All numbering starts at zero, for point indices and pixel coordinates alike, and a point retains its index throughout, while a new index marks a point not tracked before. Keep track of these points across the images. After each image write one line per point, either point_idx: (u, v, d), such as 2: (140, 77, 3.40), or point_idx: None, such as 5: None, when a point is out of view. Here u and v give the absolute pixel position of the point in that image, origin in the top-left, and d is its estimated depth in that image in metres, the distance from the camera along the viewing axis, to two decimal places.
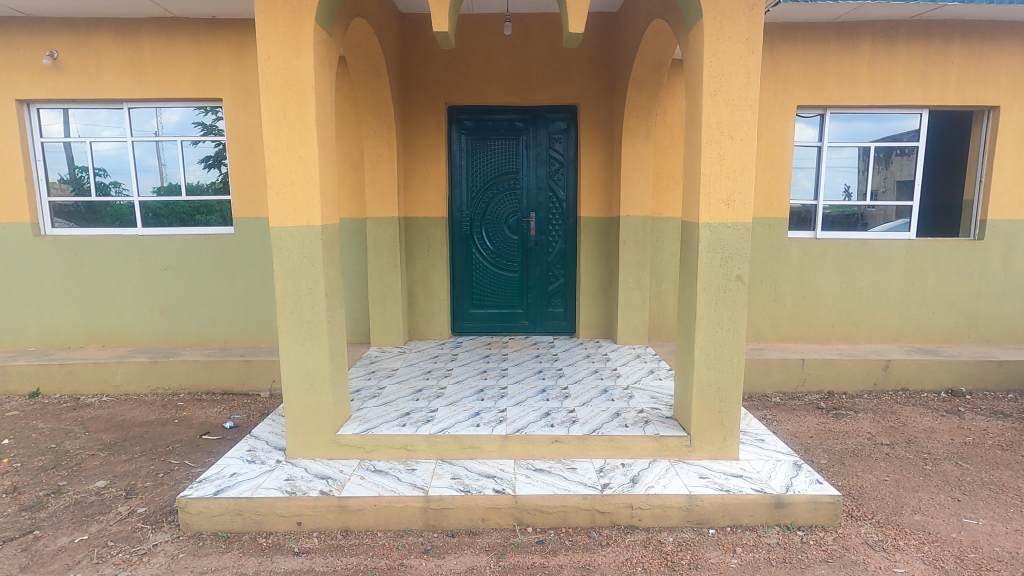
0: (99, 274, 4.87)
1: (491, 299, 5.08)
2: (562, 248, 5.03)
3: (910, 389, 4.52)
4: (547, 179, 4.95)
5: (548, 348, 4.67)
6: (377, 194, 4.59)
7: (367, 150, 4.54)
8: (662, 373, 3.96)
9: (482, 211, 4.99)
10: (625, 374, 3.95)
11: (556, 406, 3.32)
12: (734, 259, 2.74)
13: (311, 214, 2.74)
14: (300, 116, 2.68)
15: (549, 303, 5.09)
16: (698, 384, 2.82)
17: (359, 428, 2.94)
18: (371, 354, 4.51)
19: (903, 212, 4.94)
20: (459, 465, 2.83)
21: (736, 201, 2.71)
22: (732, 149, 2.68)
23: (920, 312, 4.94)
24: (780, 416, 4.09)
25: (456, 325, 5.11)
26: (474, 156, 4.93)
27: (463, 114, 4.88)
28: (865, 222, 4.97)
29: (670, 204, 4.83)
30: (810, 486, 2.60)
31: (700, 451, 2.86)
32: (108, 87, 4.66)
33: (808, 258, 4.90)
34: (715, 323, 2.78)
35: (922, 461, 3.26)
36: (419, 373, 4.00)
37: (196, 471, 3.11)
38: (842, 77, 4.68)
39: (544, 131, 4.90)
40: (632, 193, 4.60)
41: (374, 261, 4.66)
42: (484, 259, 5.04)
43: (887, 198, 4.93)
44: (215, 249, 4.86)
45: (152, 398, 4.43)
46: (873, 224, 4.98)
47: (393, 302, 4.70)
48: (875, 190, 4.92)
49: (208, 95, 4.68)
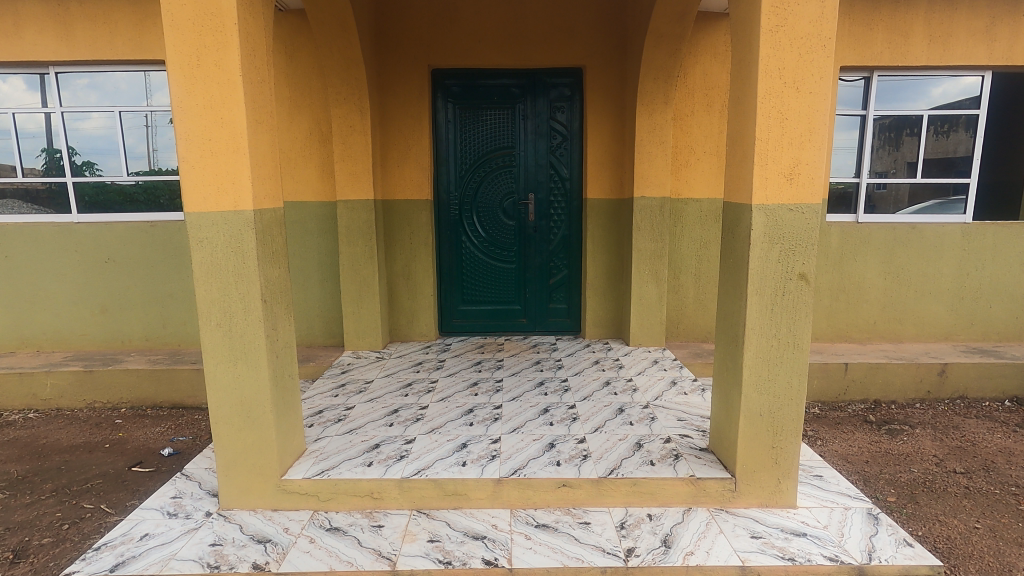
0: (29, 269, 4.20)
1: (485, 294, 4.44)
2: (565, 235, 4.38)
3: (969, 397, 3.90)
4: (547, 155, 4.27)
5: (550, 352, 4.03)
6: (349, 175, 3.91)
7: (337, 121, 3.86)
8: (687, 385, 3.32)
9: (473, 193, 4.33)
10: (642, 387, 3.31)
11: (562, 433, 2.70)
12: (797, 251, 2.09)
13: (239, 195, 2.07)
14: (219, 64, 1.99)
15: (550, 299, 4.45)
16: (747, 412, 2.19)
17: (312, 469, 2.32)
18: (344, 361, 3.87)
19: (915, 194, 4.28)
20: (439, 519, 2.20)
21: (802, 175, 2.04)
22: (798, 106, 2.00)
23: (976, 306, 4.31)
24: (824, 433, 3.47)
25: (445, 324, 4.48)
26: (463, 129, 4.25)
27: (449, 79, 4.18)
28: (872, 205, 4.29)
29: (691, 183, 4.16)
30: (899, 551, 1.98)
31: (748, 498, 2.25)
32: (30, 47, 3.95)
33: (849, 246, 4.26)
34: (770, 336, 2.14)
35: (1014, 499, 2.64)
36: (397, 386, 3.37)
37: (112, 521, 2.48)
38: (894, 33, 3.99)
39: (544, 99, 4.21)
40: (648, 171, 3.92)
41: (346, 254, 4.00)
42: (475, 249, 4.39)
43: (900, 178, 4.26)
44: (164, 239, 4.20)
45: (88, 413, 3.79)
46: (881, 208, 4.30)
47: (370, 300, 4.05)
48: (883, 171, 4.25)
49: (148, 56, 3.96)
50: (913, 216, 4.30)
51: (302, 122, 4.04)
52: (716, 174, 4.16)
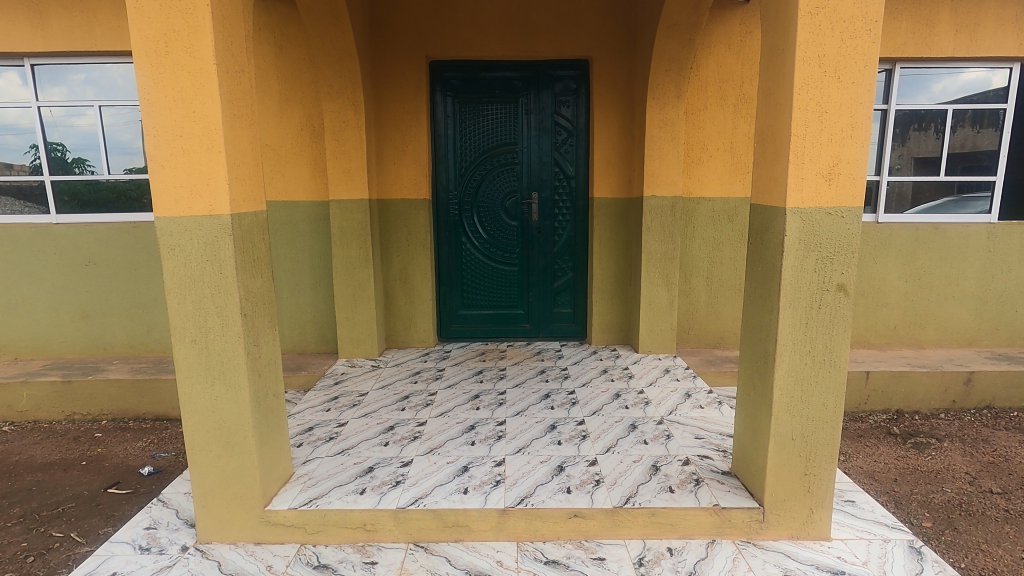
0: (5, 272, 3.98)
1: (486, 297, 4.24)
2: (570, 236, 4.17)
3: (997, 407, 3.71)
4: (552, 151, 4.06)
5: (555, 359, 3.83)
6: (342, 173, 3.70)
7: (329, 116, 3.64)
8: (702, 397, 3.12)
9: (474, 192, 4.11)
10: (655, 399, 3.10)
11: (571, 453, 2.50)
12: (836, 259, 1.88)
13: (215, 198, 1.85)
14: (190, 50, 1.78)
15: (555, 303, 4.25)
16: (777, 436, 1.99)
17: (299, 498, 2.11)
18: (337, 370, 3.67)
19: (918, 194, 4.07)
20: (438, 555, 2.00)
21: (842, 175, 1.83)
22: (839, 98, 1.79)
23: (1002, 311, 4.11)
24: (847, 447, 3.28)
25: (444, 329, 4.27)
26: (463, 124, 4.03)
27: (448, 71, 3.96)
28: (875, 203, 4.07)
29: (703, 182, 3.96)
30: None
31: (777, 529, 2.05)
32: (2, 37, 3.71)
33: (868, 247, 4.06)
34: (804, 352, 1.94)
35: None
36: (393, 398, 3.16)
37: (81, 552, 2.28)
38: (918, 22, 3.78)
39: (548, 93, 3.99)
40: (659, 169, 3.72)
41: (340, 256, 3.79)
42: (476, 250, 4.18)
43: (904, 175, 4.04)
44: (147, 241, 3.98)
45: (67, 426, 3.58)
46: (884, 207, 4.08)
47: (365, 306, 3.84)
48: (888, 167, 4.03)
49: (129, 47, 3.74)
50: (921, 214, 4.09)
51: (293, 117, 3.82)
52: (730, 172, 3.95)
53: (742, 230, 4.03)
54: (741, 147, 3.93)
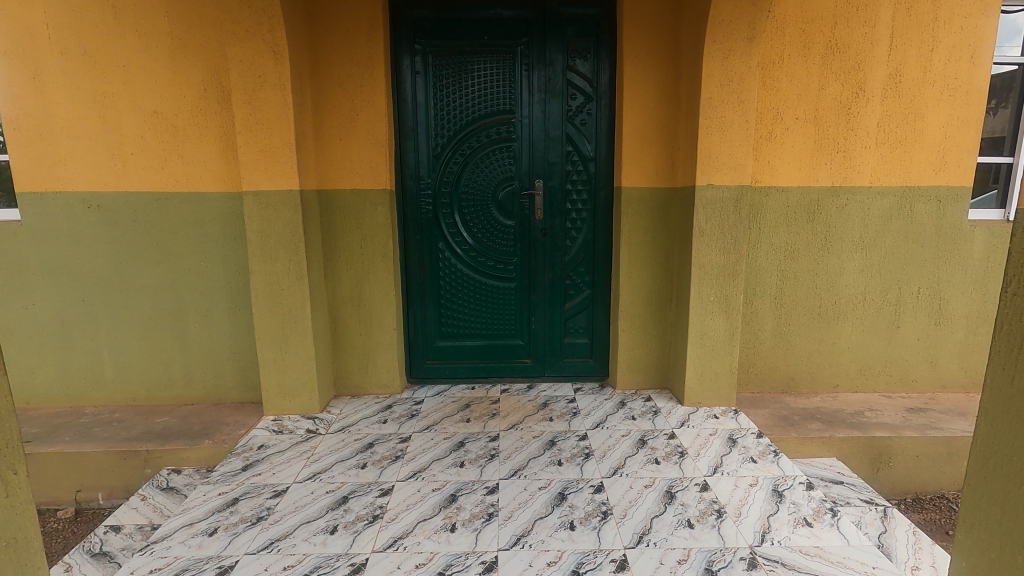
0: None
1: (472, 324, 3.13)
2: (587, 241, 3.04)
3: None
4: (563, 123, 2.92)
5: (569, 417, 2.71)
6: (259, 153, 2.55)
7: (237, 68, 2.47)
8: (803, 501, 2.01)
9: (455, 180, 2.98)
10: (730, 505, 2.00)
11: None
12: None
13: None
14: None
15: (565, 331, 3.13)
16: None
17: None
18: (256, 438, 2.55)
19: None
20: None
21: None
22: None
23: None
24: None
25: (415, 366, 3.15)
26: (439, 85, 2.89)
27: (417, 7, 2.81)
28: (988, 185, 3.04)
29: (774, 165, 2.82)
30: None
31: None
32: None
33: (998, 258, 2.95)
34: None
35: None
36: (324, 502, 2.05)
37: None
38: None
39: (558, 40, 2.84)
40: (719, 147, 2.58)
41: (260, 273, 2.65)
42: (458, 260, 3.06)
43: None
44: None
45: None
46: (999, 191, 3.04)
47: (299, 342, 2.72)
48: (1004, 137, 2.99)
49: None
50: None
51: (193, 72, 2.67)
52: (813, 150, 2.82)
53: (826, 232, 2.91)
54: (831, 116, 2.79)
